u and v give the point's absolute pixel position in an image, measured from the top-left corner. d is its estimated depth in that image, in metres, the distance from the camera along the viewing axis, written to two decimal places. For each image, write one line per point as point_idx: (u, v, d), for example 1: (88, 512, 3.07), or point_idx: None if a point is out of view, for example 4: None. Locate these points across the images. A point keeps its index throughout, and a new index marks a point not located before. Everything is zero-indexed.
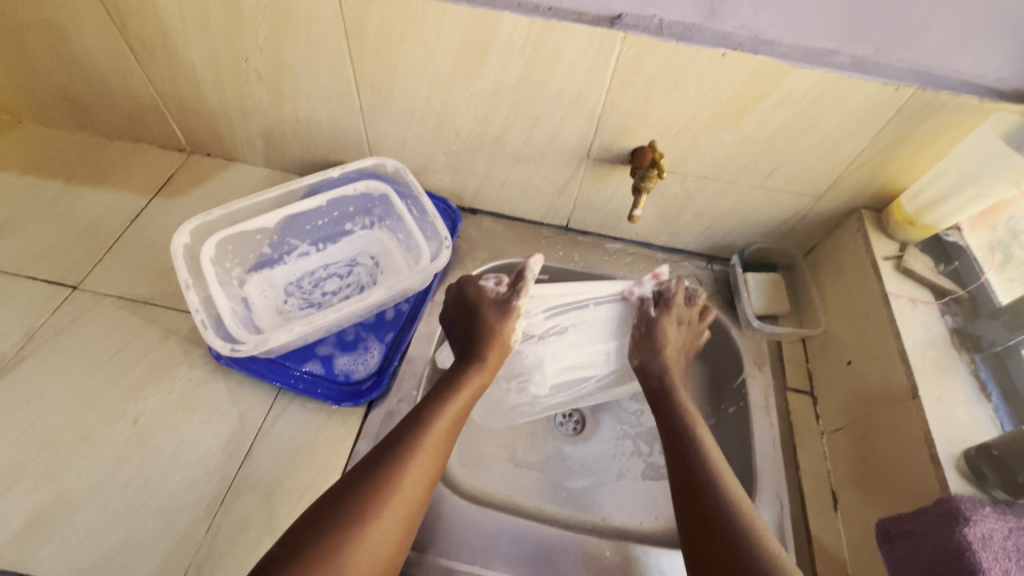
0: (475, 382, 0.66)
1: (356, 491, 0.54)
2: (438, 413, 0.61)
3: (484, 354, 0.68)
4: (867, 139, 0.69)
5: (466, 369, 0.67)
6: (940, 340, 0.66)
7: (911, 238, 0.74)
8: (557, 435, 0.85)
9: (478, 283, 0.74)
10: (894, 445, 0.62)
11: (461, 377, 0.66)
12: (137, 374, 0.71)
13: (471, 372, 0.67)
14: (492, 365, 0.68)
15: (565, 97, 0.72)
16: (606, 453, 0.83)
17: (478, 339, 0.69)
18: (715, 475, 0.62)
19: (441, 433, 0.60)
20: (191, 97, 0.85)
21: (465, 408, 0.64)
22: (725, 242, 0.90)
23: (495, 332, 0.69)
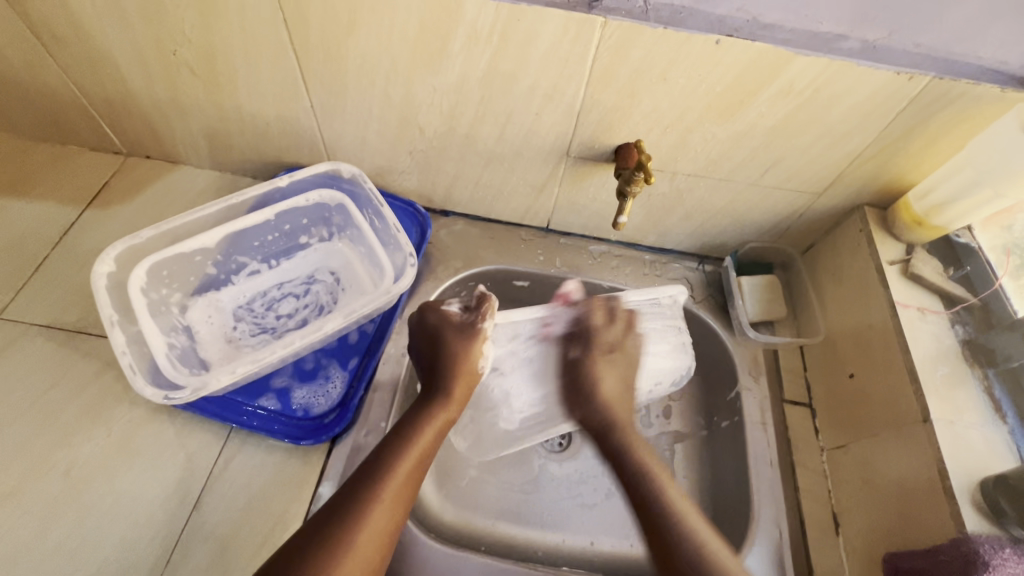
0: (440, 417, 0.61)
1: (307, 552, 0.48)
2: (401, 454, 0.56)
3: (450, 387, 0.63)
4: (874, 132, 0.62)
5: (431, 406, 0.62)
6: (951, 354, 0.61)
7: (918, 239, 0.69)
8: (541, 452, 0.77)
9: (441, 308, 0.68)
10: (902, 473, 0.58)
11: (425, 413, 0.61)
12: (69, 416, 0.63)
13: (435, 409, 0.62)
14: (460, 399, 0.63)
15: (540, 90, 0.63)
16: (595, 470, 0.76)
17: (445, 370, 0.64)
18: (652, 484, 0.58)
19: (404, 476, 0.55)
20: (117, 95, 0.74)
21: (430, 446, 0.59)
22: (717, 242, 0.83)
23: (461, 362, 0.65)
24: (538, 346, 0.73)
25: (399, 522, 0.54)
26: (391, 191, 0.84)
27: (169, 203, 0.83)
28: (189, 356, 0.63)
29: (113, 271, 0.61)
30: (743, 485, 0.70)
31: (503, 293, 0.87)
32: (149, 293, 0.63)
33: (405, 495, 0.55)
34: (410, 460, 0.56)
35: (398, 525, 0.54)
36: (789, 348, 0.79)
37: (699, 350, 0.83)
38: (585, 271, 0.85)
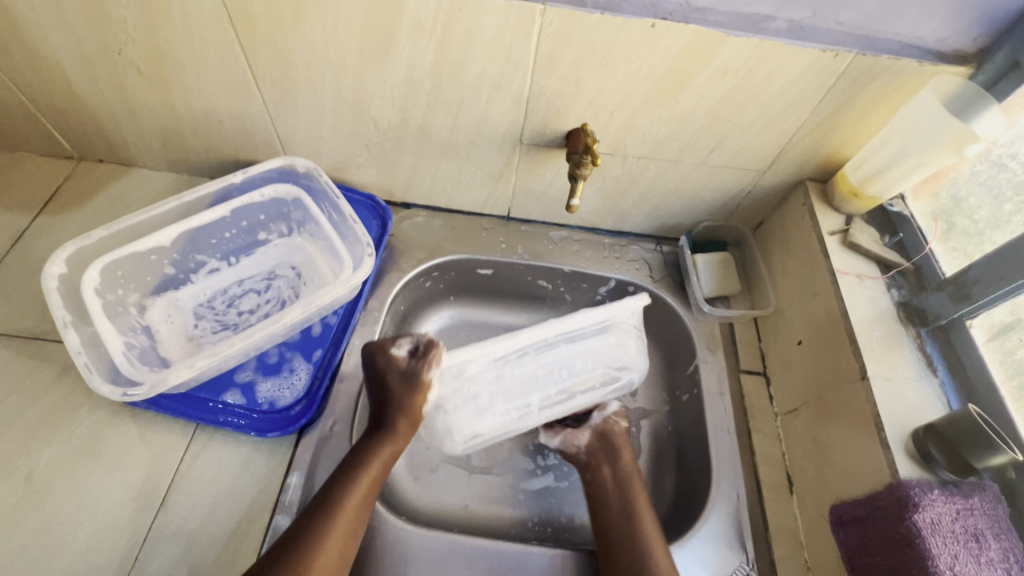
0: (388, 450, 0.63)
1: None
2: (348, 490, 0.58)
3: (394, 422, 0.65)
4: (808, 109, 0.66)
5: (375, 440, 0.64)
6: (887, 315, 0.65)
7: (855, 210, 0.72)
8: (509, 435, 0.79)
9: (387, 351, 0.67)
10: (844, 428, 0.61)
11: (371, 448, 0.63)
12: (28, 422, 0.63)
13: (381, 442, 0.64)
14: (405, 432, 0.65)
15: (488, 79, 0.65)
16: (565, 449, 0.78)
17: (390, 407, 0.66)
18: None
19: (354, 510, 0.58)
20: (65, 99, 0.73)
21: (377, 479, 0.62)
22: (673, 222, 0.86)
23: (406, 400, 0.66)
24: (500, 376, 0.69)
25: (348, 551, 0.56)
26: (351, 186, 0.84)
27: (125, 206, 0.82)
28: (149, 355, 0.62)
29: (65, 273, 0.60)
30: (703, 452, 0.73)
31: (467, 282, 0.89)
32: (105, 294, 0.62)
33: (353, 524, 0.57)
34: (357, 495, 0.59)
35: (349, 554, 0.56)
36: (744, 321, 0.82)
37: (660, 328, 0.86)
38: (546, 256, 0.86)
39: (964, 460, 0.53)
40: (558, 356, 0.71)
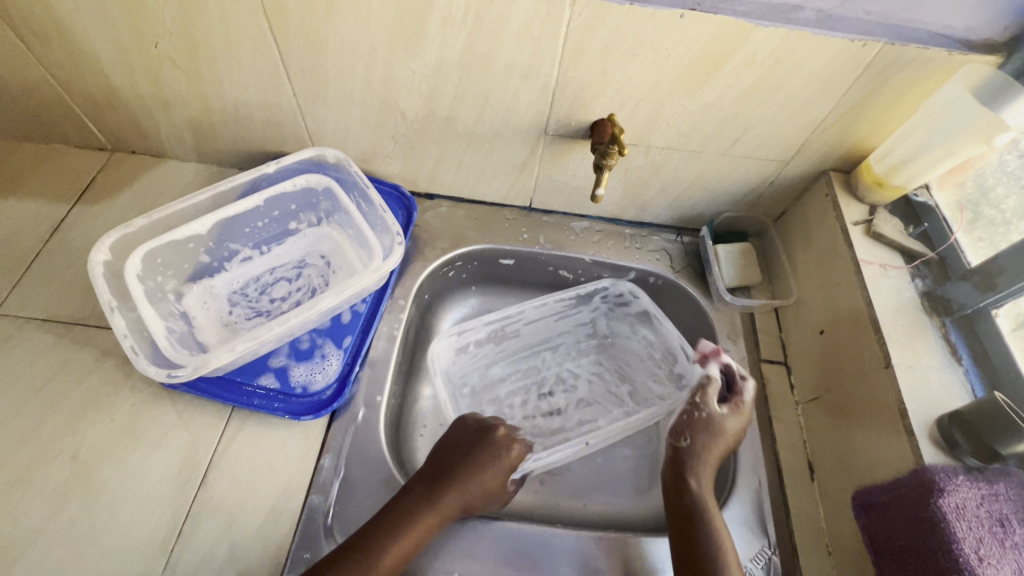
0: (434, 519, 0.60)
1: None
2: (387, 548, 0.57)
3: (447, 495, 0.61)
4: (834, 99, 0.66)
5: (425, 505, 0.60)
6: (912, 305, 0.65)
7: (879, 201, 0.73)
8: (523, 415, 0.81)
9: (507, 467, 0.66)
10: (866, 415, 0.62)
11: (418, 511, 0.59)
12: (72, 404, 0.65)
13: (429, 509, 0.60)
14: (456, 506, 0.62)
15: (516, 70, 0.66)
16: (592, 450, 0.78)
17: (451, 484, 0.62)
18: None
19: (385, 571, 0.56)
20: (102, 91, 0.75)
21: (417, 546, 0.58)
22: (694, 213, 0.87)
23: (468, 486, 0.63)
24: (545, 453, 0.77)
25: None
26: (376, 176, 0.86)
27: (158, 197, 0.84)
28: (188, 339, 0.64)
29: (109, 260, 0.63)
30: None
31: (489, 271, 0.90)
32: (145, 281, 0.64)
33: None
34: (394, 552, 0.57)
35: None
36: (765, 312, 0.82)
37: (680, 317, 0.87)
38: (568, 246, 0.87)
39: (988, 445, 0.54)
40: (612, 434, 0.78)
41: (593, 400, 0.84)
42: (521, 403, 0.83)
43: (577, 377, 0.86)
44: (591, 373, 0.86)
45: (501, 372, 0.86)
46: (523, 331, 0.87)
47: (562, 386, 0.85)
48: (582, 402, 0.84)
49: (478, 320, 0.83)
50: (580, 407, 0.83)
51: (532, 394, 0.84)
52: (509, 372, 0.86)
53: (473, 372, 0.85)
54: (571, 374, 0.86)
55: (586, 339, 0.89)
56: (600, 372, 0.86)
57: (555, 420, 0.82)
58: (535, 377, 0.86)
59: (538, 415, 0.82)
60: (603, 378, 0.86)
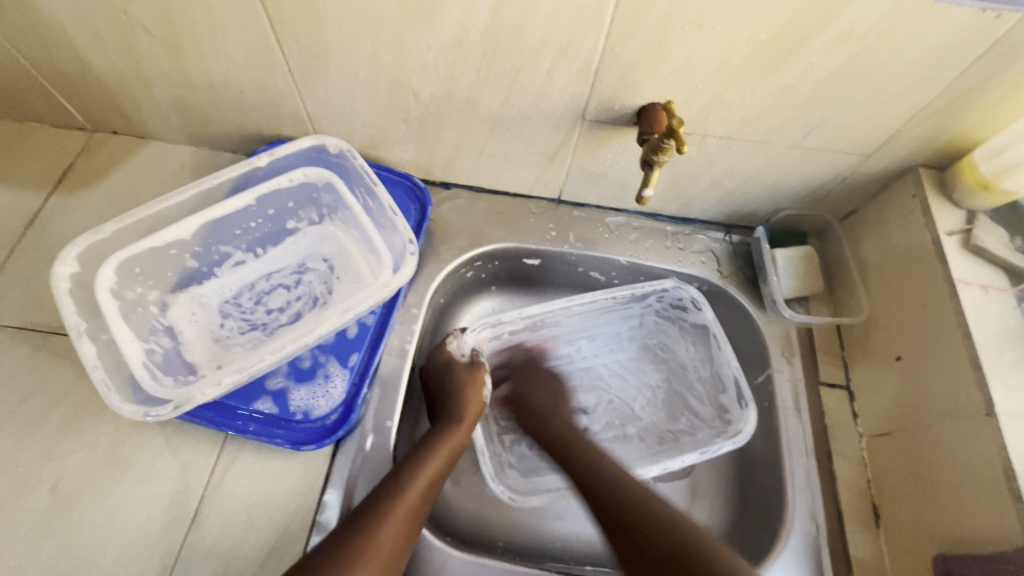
0: (452, 441, 0.60)
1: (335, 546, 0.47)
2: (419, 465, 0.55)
3: (457, 411, 0.63)
4: (943, 84, 0.54)
5: (442, 428, 0.61)
6: (1018, 336, 0.55)
7: (980, 206, 0.61)
8: None
9: (447, 351, 0.69)
10: (957, 466, 0.53)
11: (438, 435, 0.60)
12: (50, 428, 0.59)
13: (448, 429, 0.61)
14: (469, 420, 0.63)
15: (553, 44, 0.54)
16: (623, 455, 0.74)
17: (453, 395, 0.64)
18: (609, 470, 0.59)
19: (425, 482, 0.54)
20: (71, 64, 0.65)
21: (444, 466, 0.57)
22: (749, 209, 0.76)
23: (468, 392, 0.65)
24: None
25: (397, 564, 0.49)
26: (385, 164, 0.76)
27: (143, 185, 0.75)
28: (172, 361, 0.57)
29: (78, 272, 0.55)
30: (775, 474, 0.65)
31: (511, 271, 0.80)
32: (122, 294, 0.57)
33: (406, 531, 0.51)
34: (409, 500, 0.52)
35: (402, 556, 0.50)
36: (826, 326, 0.72)
37: (728, 329, 0.77)
38: (600, 246, 0.77)
39: None
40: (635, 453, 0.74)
41: (625, 401, 0.78)
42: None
43: (612, 373, 0.80)
44: (627, 370, 0.80)
45: (532, 357, 0.79)
46: (562, 322, 0.79)
47: (595, 382, 0.79)
48: (612, 400, 0.78)
49: (516, 313, 0.75)
50: (608, 407, 0.78)
51: (563, 386, 0.79)
52: (541, 358, 0.80)
53: (502, 355, 0.79)
54: (606, 369, 0.80)
55: (628, 330, 0.81)
56: (637, 371, 0.80)
57: (581, 418, 0.77)
58: (567, 367, 0.80)
59: (565, 411, 0.77)
60: (641, 380, 0.79)
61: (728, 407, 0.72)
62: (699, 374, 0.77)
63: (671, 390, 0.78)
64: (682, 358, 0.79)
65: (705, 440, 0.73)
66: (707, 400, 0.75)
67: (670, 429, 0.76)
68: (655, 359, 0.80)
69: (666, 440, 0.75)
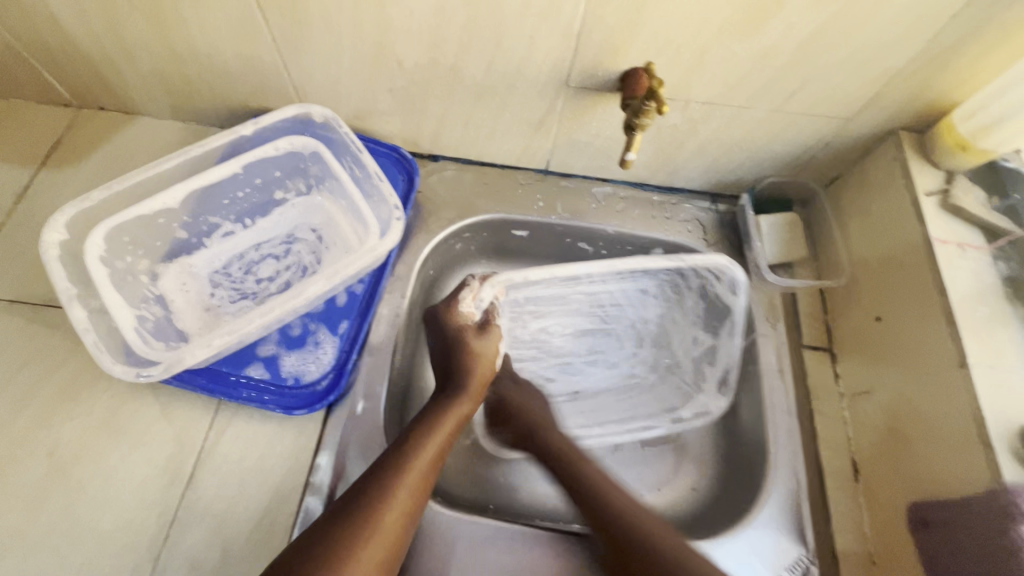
0: (457, 412, 0.61)
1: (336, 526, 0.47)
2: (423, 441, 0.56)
3: (464, 385, 0.63)
4: (921, 43, 0.54)
5: (449, 400, 0.61)
6: (992, 291, 0.56)
7: (958, 166, 0.62)
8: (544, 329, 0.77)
9: (456, 309, 0.67)
10: (930, 417, 0.55)
11: (441, 408, 0.60)
12: (46, 396, 0.60)
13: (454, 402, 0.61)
14: (476, 393, 0.63)
15: (534, 7, 0.54)
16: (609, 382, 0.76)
17: (461, 366, 0.64)
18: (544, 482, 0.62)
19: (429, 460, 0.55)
20: (53, 38, 0.65)
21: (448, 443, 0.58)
22: (734, 177, 0.76)
23: (476, 363, 0.65)
24: (542, 376, 0.76)
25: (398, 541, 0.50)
26: (372, 136, 0.76)
27: (130, 160, 0.75)
28: (164, 328, 0.58)
29: (66, 240, 0.55)
30: (759, 434, 0.67)
31: (500, 243, 0.81)
32: (112, 262, 0.58)
33: (416, 499, 0.52)
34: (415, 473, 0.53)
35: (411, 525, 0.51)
36: (809, 291, 0.73)
37: None
38: (588, 216, 0.78)
39: None
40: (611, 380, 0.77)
41: (615, 329, 0.78)
42: (546, 315, 0.77)
43: (613, 303, 0.77)
44: (630, 299, 0.77)
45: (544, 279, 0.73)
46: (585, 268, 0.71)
47: (593, 308, 0.77)
48: (605, 327, 0.78)
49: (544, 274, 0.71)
50: (599, 333, 0.78)
51: (560, 309, 0.77)
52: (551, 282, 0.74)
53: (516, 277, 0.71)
54: (608, 297, 0.77)
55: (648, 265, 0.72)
56: (638, 305, 0.77)
57: (568, 340, 0.78)
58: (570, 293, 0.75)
59: (555, 332, 0.77)
60: (637, 310, 0.77)
61: (706, 381, 0.74)
62: (692, 338, 0.77)
63: (659, 333, 0.78)
64: (686, 310, 0.76)
65: (676, 395, 0.75)
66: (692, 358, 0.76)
67: (648, 372, 0.77)
68: (661, 293, 0.76)
69: (642, 379, 0.77)
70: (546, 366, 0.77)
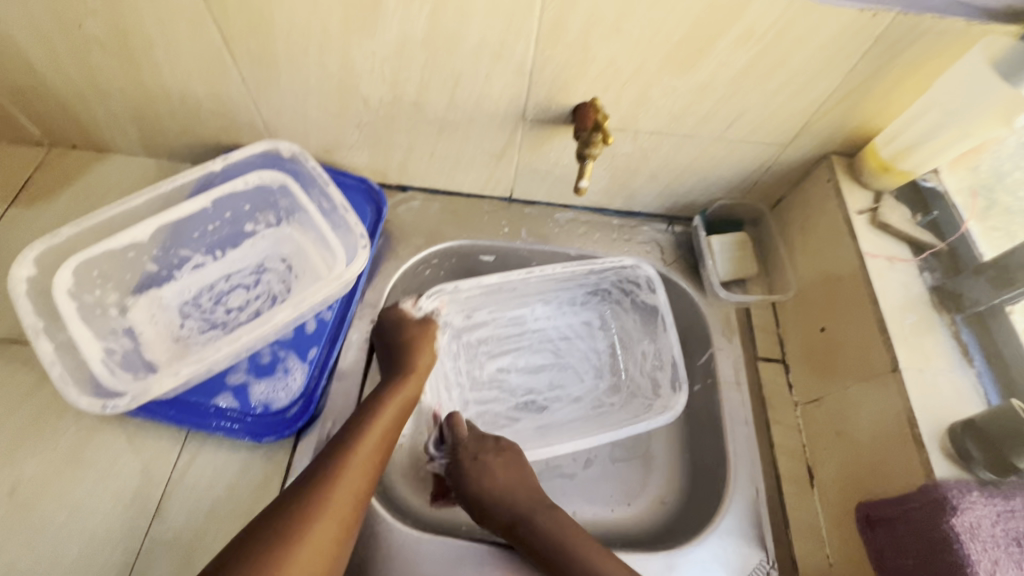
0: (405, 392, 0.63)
1: (285, 509, 0.49)
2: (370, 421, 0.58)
3: (409, 365, 0.65)
4: (839, 78, 0.59)
5: (394, 381, 0.63)
6: (920, 300, 0.61)
7: (885, 186, 0.67)
8: (500, 370, 0.78)
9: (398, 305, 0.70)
10: (870, 420, 0.58)
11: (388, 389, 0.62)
12: (9, 433, 0.59)
13: (399, 384, 0.63)
14: (421, 373, 0.65)
15: (488, 49, 0.59)
16: (572, 417, 0.76)
17: (402, 349, 0.66)
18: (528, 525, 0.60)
19: (378, 438, 0.57)
20: (26, 80, 0.67)
21: (396, 421, 0.60)
22: (687, 200, 0.81)
23: (419, 343, 0.67)
24: (507, 416, 0.76)
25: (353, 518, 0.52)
26: (341, 169, 0.79)
27: (102, 196, 0.77)
28: (132, 359, 0.59)
29: (36, 275, 0.57)
30: (718, 444, 0.70)
31: (468, 269, 0.84)
32: (81, 296, 0.59)
33: (363, 482, 0.54)
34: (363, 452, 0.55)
35: (360, 510, 0.53)
36: (762, 306, 0.78)
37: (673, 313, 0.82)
38: (552, 240, 0.81)
39: (1005, 459, 0.50)
40: (576, 414, 0.76)
41: (570, 363, 0.80)
42: (500, 354, 0.79)
43: (562, 336, 0.81)
44: (577, 333, 0.82)
45: (486, 315, 0.80)
46: (520, 286, 0.79)
47: (544, 344, 0.80)
48: (561, 362, 0.80)
49: (475, 282, 0.76)
50: (555, 369, 0.79)
51: (514, 347, 0.80)
52: (494, 317, 0.80)
53: (458, 314, 0.78)
54: (556, 332, 0.81)
55: (582, 294, 0.82)
56: (586, 336, 0.82)
57: (527, 378, 0.78)
58: (518, 329, 0.81)
59: (509, 370, 0.78)
60: (588, 343, 0.81)
61: (662, 385, 0.75)
62: (641, 353, 0.80)
63: (613, 360, 0.81)
64: (628, 328, 0.82)
65: (641, 410, 0.75)
66: (644, 372, 0.78)
67: (610, 397, 0.78)
68: (604, 324, 0.83)
69: (606, 407, 0.77)
70: (508, 405, 0.76)
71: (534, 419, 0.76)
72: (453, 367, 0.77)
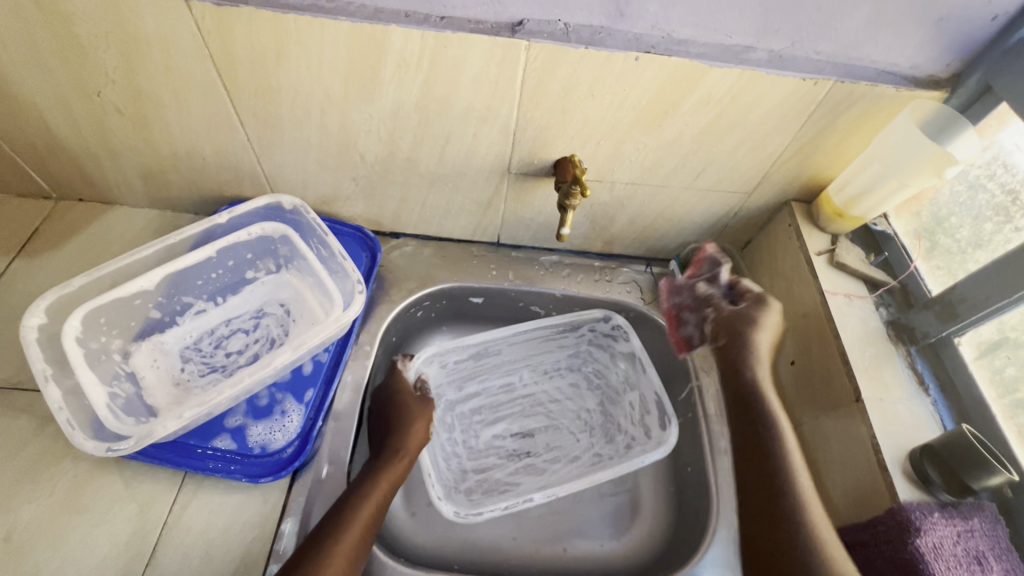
0: (392, 470, 0.64)
1: None
2: (358, 508, 0.58)
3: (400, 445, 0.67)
4: (789, 135, 0.66)
5: (382, 459, 0.65)
6: (876, 335, 0.66)
7: (840, 229, 0.74)
8: (493, 434, 0.81)
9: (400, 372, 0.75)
10: (839, 449, 0.62)
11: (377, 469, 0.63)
12: (6, 479, 0.60)
13: (387, 461, 0.65)
14: (411, 452, 0.67)
15: (475, 112, 0.65)
16: (571, 474, 0.77)
17: (395, 425, 0.68)
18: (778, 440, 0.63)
19: (363, 525, 0.57)
20: (42, 139, 0.72)
21: (381, 502, 0.61)
22: (663, 244, 0.87)
23: (410, 421, 0.69)
24: (508, 480, 0.77)
25: None
26: (338, 218, 0.84)
27: (105, 246, 0.80)
28: (134, 404, 0.61)
29: (45, 323, 0.59)
30: (701, 475, 0.72)
31: (459, 310, 0.88)
32: (87, 343, 0.61)
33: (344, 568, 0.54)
34: (348, 539, 0.55)
35: None
36: None
37: (655, 350, 0.86)
38: (537, 282, 0.86)
39: (961, 481, 0.54)
40: (572, 473, 0.78)
41: (564, 423, 0.82)
42: (495, 421, 0.82)
43: (553, 399, 0.84)
44: (566, 394, 0.85)
45: (478, 386, 0.84)
46: (504, 351, 0.86)
47: (537, 408, 0.83)
48: (553, 424, 0.82)
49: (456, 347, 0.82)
50: (549, 431, 0.82)
51: (507, 414, 0.83)
52: (486, 386, 0.84)
53: (450, 384, 0.84)
54: (547, 395, 0.85)
55: (567, 359, 0.87)
56: (574, 397, 0.85)
57: (523, 442, 0.81)
58: (508, 396, 0.84)
59: (502, 436, 0.81)
60: (578, 403, 0.84)
61: (651, 427, 0.79)
62: (630, 405, 0.83)
63: (605, 416, 0.83)
64: (615, 384, 0.85)
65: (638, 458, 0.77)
66: (636, 421, 0.81)
67: (606, 449, 0.80)
68: (591, 385, 0.86)
69: (602, 458, 0.79)
70: (507, 471, 0.78)
71: (535, 480, 0.77)
72: (449, 438, 0.80)
